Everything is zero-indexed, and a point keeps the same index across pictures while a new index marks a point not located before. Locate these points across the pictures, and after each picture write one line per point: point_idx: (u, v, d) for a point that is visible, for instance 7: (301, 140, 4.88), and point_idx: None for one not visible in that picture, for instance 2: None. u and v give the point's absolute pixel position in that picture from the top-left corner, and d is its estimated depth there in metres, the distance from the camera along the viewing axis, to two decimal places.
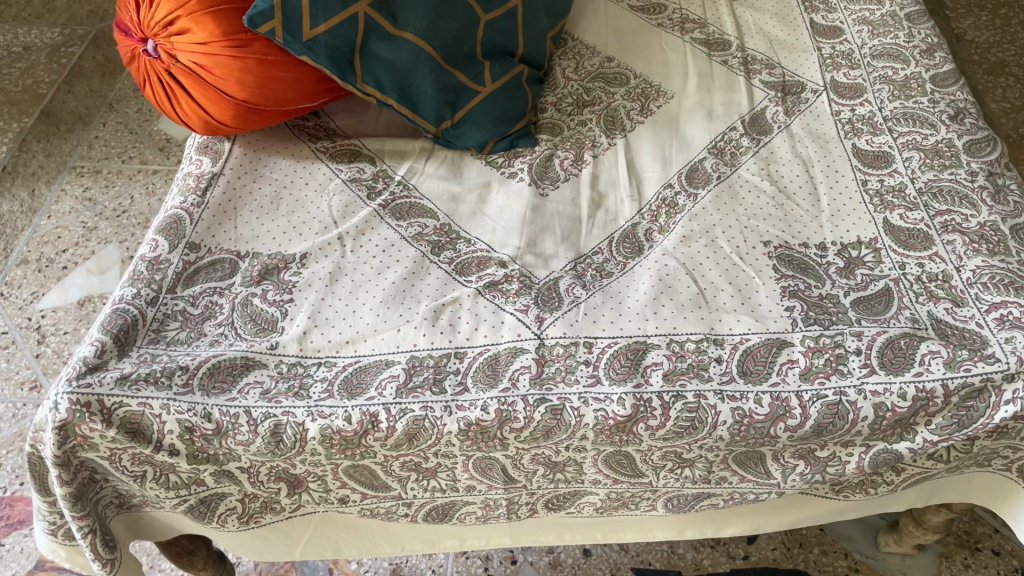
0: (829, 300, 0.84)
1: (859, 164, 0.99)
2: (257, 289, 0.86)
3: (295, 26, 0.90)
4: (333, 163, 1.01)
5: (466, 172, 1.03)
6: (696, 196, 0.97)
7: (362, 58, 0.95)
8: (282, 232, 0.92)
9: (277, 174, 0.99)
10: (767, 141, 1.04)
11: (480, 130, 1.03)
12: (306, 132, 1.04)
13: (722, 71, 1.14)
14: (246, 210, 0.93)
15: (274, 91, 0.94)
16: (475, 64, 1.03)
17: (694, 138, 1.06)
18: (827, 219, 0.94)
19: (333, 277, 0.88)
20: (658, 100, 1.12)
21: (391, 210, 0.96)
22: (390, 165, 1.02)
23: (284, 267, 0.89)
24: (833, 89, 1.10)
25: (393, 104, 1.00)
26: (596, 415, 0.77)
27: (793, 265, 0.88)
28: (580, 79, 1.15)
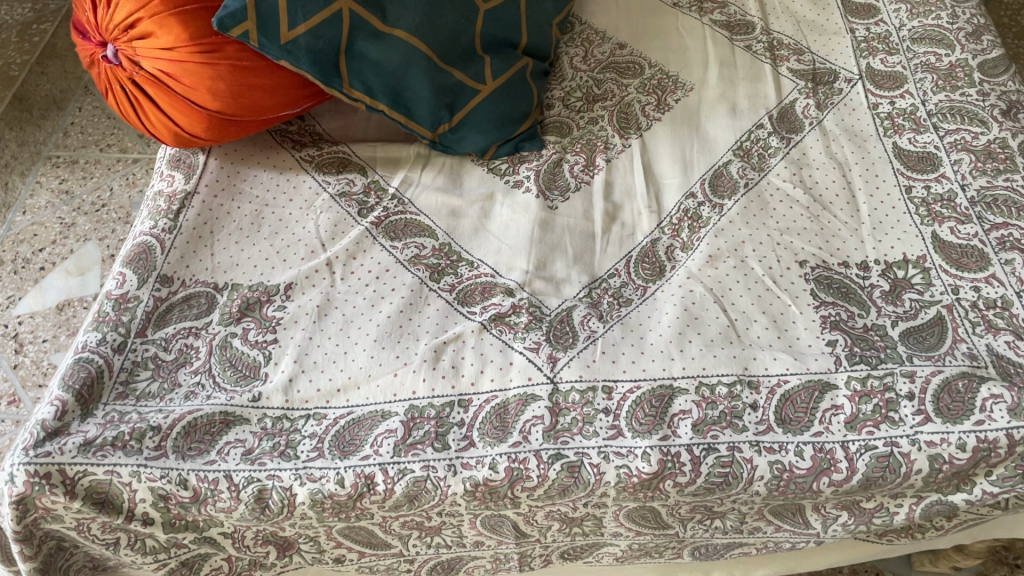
0: (874, 331, 0.76)
1: (902, 167, 0.90)
2: (237, 327, 0.77)
3: (272, 28, 0.80)
4: (320, 174, 0.92)
5: (467, 182, 0.93)
6: (722, 206, 0.88)
7: (348, 60, 0.85)
8: (264, 258, 0.83)
9: (257, 189, 0.89)
10: (798, 140, 0.95)
11: (481, 134, 0.94)
12: (289, 138, 0.95)
13: (746, 59, 1.04)
14: (224, 233, 0.84)
15: (251, 100, 0.84)
16: (473, 61, 0.93)
17: (717, 137, 0.96)
18: (868, 233, 0.84)
19: (321, 311, 0.79)
20: (676, 92, 1.02)
21: (384, 229, 0.87)
22: (383, 175, 0.93)
23: (267, 300, 0.80)
24: (869, 78, 1.00)
25: (385, 109, 0.90)
26: (618, 473, 0.69)
27: (833, 289, 0.79)
28: (589, 70, 1.05)
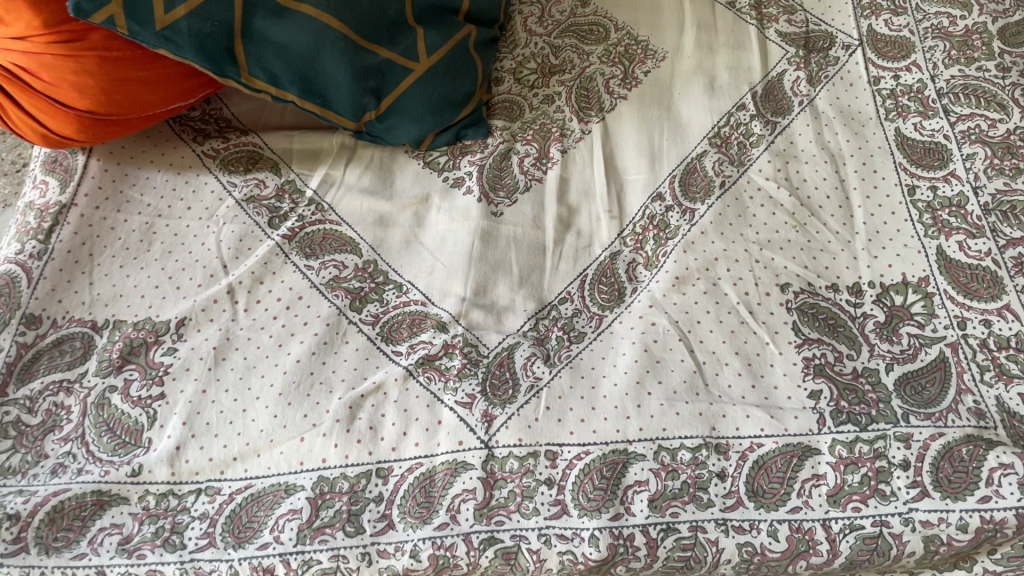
0: (865, 378, 0.64)
1: (905, 161, 0.77)
2: (118, 379, 0.66)
3: (143, 12, 0.65)
4: (224, 173, 0.78)
5: (399, 180, 0.80)
6: (693, 212, 0.75)
7: (245, 42, 0.71)
8: (153, 285, 0.71)
9: (148, 196, 0.76)
10: (784, 124, 0.81)
11: (414, 123, 0.80)
12: (190, 127, 0.81)
13: (727, 20, 0.89)
14: (106, 255, 0.72)
15: (128, 96, 0.70)
16: (404, 34, 0.78)
17: (691, 121, 0.82)
18: (863, 247, 0.72)
19: (219, 355, 0.67)
20: (645, 63, 0.87)
21: (299, 243, 0.75)
22: (299, 173, 0.79)
23: (154, 341, 0.68)
24: (870, 44, 0.85)
25: (295, 99, 0.76)
26: (562, 560, 0.58)
27: (818, 322, 0.68)
28: (546, 34, 0.90)
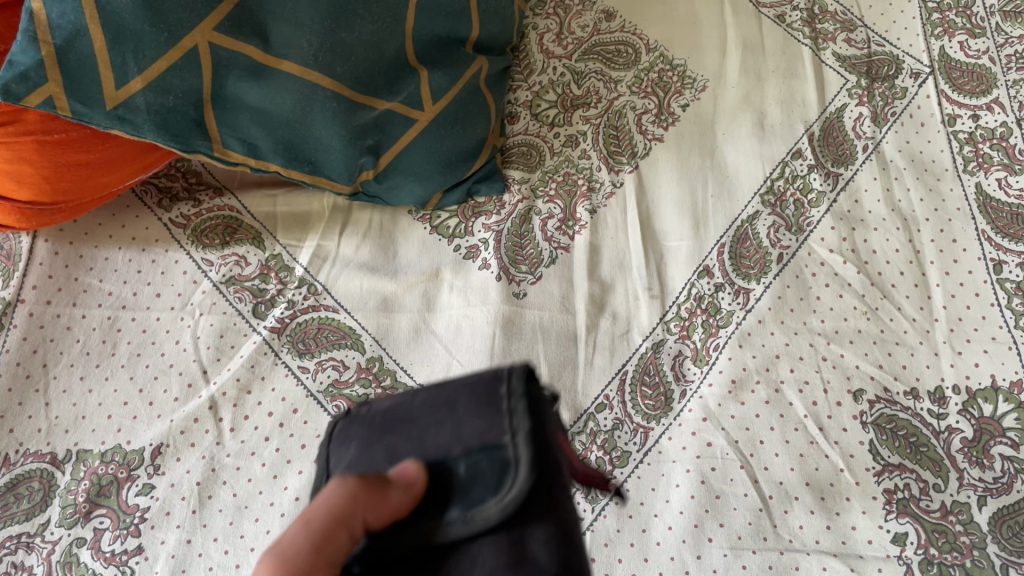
0: (955, 516, 0.56)
1: (989, 228, 0.67)
2: (86, 529, 0.56)
3: (88, 91, 0.53)
4: (198, 248, 0.66)
5: (403, 250, 0.69)
6: (748, 293, 0.65)
7: (217, 110, 0.58)
8: (122, 402, 0.60)
9: (109, 281, 0.64)
10: (848, 177, 0.70)
11: (419, 182, 0.68)
12: (155, 189, 0.68)
13: (776, 40, 0.77)
14: (63, 365, 0.61)
15: (78, 180, 0.58)
16: (405, 79, 0.64)
17: (738, 171, 0.71)
18: (944, 339, 0.62)
19: (205, 492, 0.57)
20: (683, 93, 0.75)
21: (289, 337, 0.63)
22: (286, 244, 0.67)
23: (126, 478, 0.58)
24: (944, 72, 0.74)
25: (279, 167, 0.64)
26: None
27: (898, 441, 0.59)
28: (566, 56, 0.78)
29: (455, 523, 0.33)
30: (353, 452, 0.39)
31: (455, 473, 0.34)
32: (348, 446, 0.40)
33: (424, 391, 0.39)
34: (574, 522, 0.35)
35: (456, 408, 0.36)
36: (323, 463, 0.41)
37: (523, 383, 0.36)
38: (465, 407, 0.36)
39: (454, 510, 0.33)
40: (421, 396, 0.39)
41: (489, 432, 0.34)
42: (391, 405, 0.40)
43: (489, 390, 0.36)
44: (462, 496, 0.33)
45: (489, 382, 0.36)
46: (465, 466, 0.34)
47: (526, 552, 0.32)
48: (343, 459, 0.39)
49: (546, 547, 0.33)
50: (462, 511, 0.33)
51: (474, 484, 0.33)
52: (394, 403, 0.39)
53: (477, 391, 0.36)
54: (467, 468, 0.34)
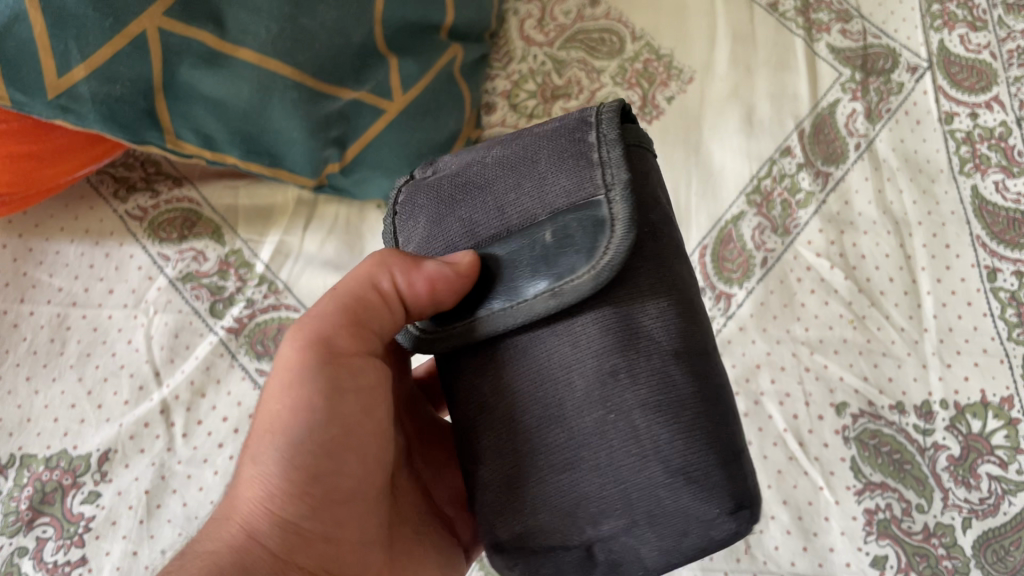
0: (938, 538, 0.54)
1: (984, 233, 0.64)
2: (29, 539, 0.54)
3: (28, 80, 0.50)
4: (154, 241, 0.63)
5: (371, 247, 0.66)
6: (729, 298, 0.63)
7: (169, 99, 0.55)
8: (69, 404, 0.57)
9: (59, 277, 0.62)
10: (838, 176, 0.67)
11: (388, 176, 0.64)
12: (109, 179, 0.65)
13: (768, 30, 0.73)
14: (9, 365, 0.59)
15: (22, 172, 0.56)
16: (373, 67, 0.61)
17: (724, 168, 0.68)
18: (933, 351, 0.59)
19: (153, 502, 0.55)
20: (668, 85, 0.72)
21: (248, 338, 0.61)
22: (247, 239, 0.64)
23: (71, 484, 0.55)
24: (942, 67, 0.70)
25: (238, 161, 0.60)
26: None
27: (881, 458, 0.56)
28: (547, 43, 0.75)
29: (559, 284, 0.36)
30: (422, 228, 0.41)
31: (542, 241, 0.37)
32: (418, 216, 0.41)
33: (496, 149, 0.40)
34: (675, 239, 0.38)
35: (534, 153, 0.39)
36: (394, 237, 0.43)
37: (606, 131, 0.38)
38: (546, 158, 0.38)
39: (539, 251, 0.37)
40: (489, 152, 0.40)
41: (579, 186, 0.37)
42: (458, 167, 0.41)
43: (571, 136, 0.38)
44: (549, 265, 0.36)
45: (569, 129, 0.38)
46: (553, 228, 0.37)
47: (638, 335, 0.35)
48: (414, 231, 0.42)
49: (658, 322, 0.35)
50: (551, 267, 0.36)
51: (562, 250, 0.36)
52: (466, 163, 0.41)
53: (562, 137, 0.38)
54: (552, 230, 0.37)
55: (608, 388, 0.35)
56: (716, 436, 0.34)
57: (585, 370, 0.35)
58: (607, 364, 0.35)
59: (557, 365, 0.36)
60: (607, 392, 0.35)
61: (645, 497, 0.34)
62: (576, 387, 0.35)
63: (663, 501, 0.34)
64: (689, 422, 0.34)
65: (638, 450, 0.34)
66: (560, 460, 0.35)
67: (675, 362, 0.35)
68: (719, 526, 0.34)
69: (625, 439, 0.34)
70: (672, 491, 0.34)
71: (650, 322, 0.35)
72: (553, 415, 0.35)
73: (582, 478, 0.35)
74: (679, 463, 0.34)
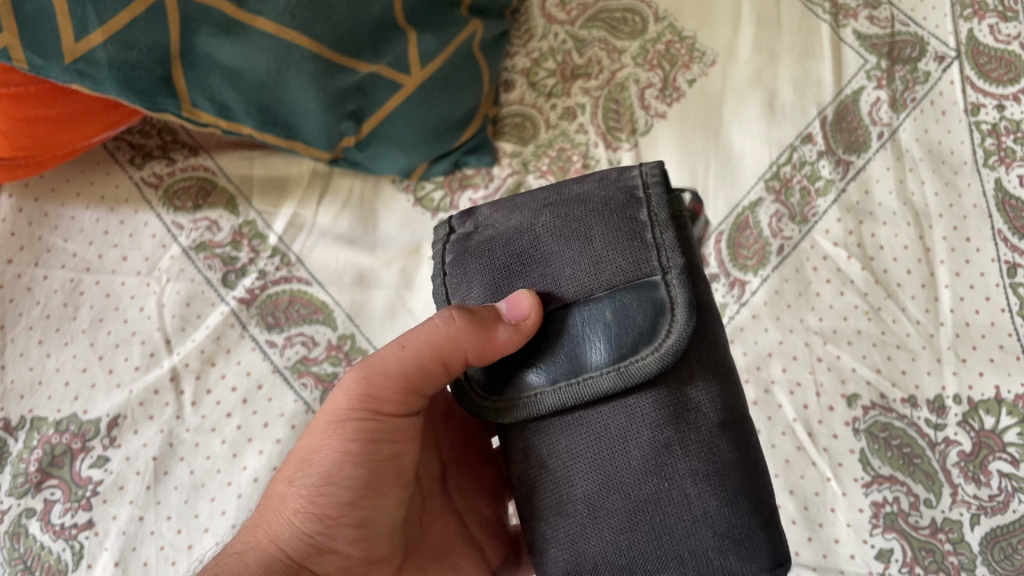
0: (945, 534, 0.54)
1: (1005, 227, 0.63)
2: (36, 500, 0.54)
3: (46, 43, 0.50)
4: (168, 210, 0.64)
5: (384, 222, 0.66)
6: (743, 285, 0.63)
7: (185, 67, 0.54)
8: (80, 369, 0.58)
9: (73, 242, 0.62)
10: (859, 165, 0.66)
11: (404, 153, 0.64)
12: (127, 147, 0.65)
13: (794, 14, 0.72)
14: (21, 328, 0.59)
15: (38, 136, 0.56)
16: (392, 40, 0.60)
17: (743, 154, 0.67)
18: (948, 345, 0.59)
19: (160, 468, 0.55)
20: (690, 68, 0.71)
21: (259, 310, 0.61)
22: (261, 211, 0.64)
23: (80, 448, 0.55)
24: (970, 57, 0.69)
25: (254, 132, 0.60)
26: None
27: (890, 451, 0.56)
28: (568, 21, 0.74)
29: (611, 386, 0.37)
30: (481, 294, 0.41)
31: (601, 320, 0.38)
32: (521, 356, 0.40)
33: (547, 214, 0.40)
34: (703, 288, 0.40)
35: (594, 239, 0.39)
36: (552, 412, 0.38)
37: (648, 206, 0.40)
38: (600, 237, 0.39)
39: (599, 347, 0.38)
40: (519, 216, 0.41)
41: (634, 268, 0.38)
42: (510, 230, 0.41)
43: (603, 211, 0.39)
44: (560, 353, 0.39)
45: (620, 203, 0.39)
46: (613, 307, 0.38)
47: (619, 413, 0.37)
48: (466, 297, 0.42)
49: (702, 396, 0.37)
50: (609, 354, 0.38)
51: (622, 335, 0.38)
52: (516, 226, 0.41)
53: (610, 213, 0.39)
54: (613, 312, 0.38)
55: (600, 437, 0.37)
56: (724, 483, 0.36)
57: (562, 450, 0.38)
58: (586, 438, 0.37)
59: (545, 442, 0.39)
60: (576, 478, 0.37)
61: (691, 550, 0.36)
62: (602, 459, 0.37)
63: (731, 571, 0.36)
64: (757, 477, 0.37)
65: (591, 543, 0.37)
66: (582, 507, 0.37)
67: (674, 424, 0.37)
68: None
69: (629, 486, 0.36)
70: (691, 535, 0.36)
71: (644, 405, 0.37)
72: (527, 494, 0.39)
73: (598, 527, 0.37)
74: (631, 554, 0.36)
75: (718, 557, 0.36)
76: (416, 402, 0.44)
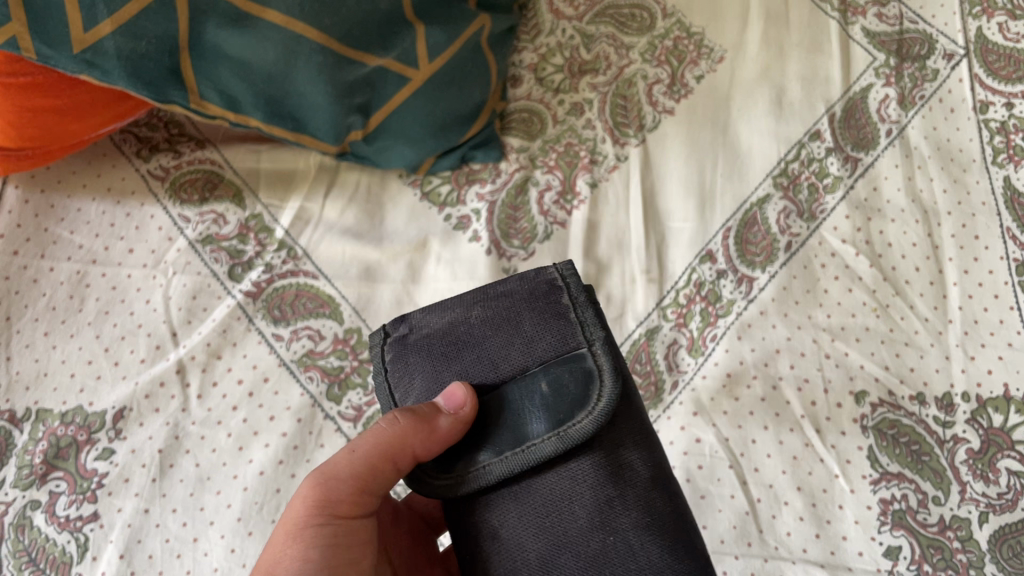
0: (954, 531, 0.53)
1: (1014, 225, 0.62)
2: (41, 492, 0.54)
3: (54, 32, 0.50)
4: (174, 203, 0.64)
5: (391, 217, 0.66)
6: (752, 281, 0.62)
7: (194, 58, 0.54)
8: (86, 361, 0.58)
9: (80, 234, 0.62)
10: (867, 162, 0.66)
11: (412, 147, 0.64)
12: (133, 140, 0.66)
13: (802, 12, 0.72)
14: (27, 319, 0.59)
15: (45, 127, 0.56)
16: (400, 34, 0.60)
17: (751, 151, 0.67)
18: (957, 342, 0.58)
19: (166, 461, 0.55)
20: (698, 64, 0.71)
21: (266, 303, 0.61)
22: (268, 205, 0.65)
23: (86, 441, 0.55)
24: (979, 55, 0.69)
25: (262, 125, 0.60)
26: None
27: (899, 449, 0.56)
28: (576, 17, 0.74)
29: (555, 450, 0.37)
30: (422, 393, 0.41)
31: (539, 391, 0.39)
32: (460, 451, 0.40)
33: (478, 308, 0.42)
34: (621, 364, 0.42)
35: (523, 330, 0.41)
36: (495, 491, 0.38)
37: (568, 290, 0.43)
38: (528, 322, 0.41)
39: (539, 417, 0.38)
40: (452, 314, 0.43)
41: (563, 343, 0.41)
42: (444, 326, 0.42)
43: (531, 298, 0.42)
44: (502, 432, 0.39)
45: (544, 292, 0.42)
46: (548, 380, 0.39)
47: (561, 477, 0.38)
48: (406, 401, 0.42)
49: (635, 454, 0.39)
50: (549, 420, 0.38)
51: (559, 403, 0.38)
52: (449, 321, 0.42)
53: (536, 299, 0.42)
54: (550, 384, 0.39)
55: (549, 498, 0.37)
56: (667, 531, 0.37)
57: (502, 519, 0.38)
58: (528, 503, 0.38)
59: (485, 511, 0.38)
60: (520, 541, 0.37)
61: None
62: (550, 518, 0.37)
63: None
64: (690, 526, 0.39)
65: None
66: (534, 565, 0.37)
67: (614, 477, 0.38)
68: None
69: (580, 539, 0.37)
70: None
71: (585, 466, 0.38)
72: (472, 567, 0.38)
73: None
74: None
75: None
76: (365, 501, 0.42)
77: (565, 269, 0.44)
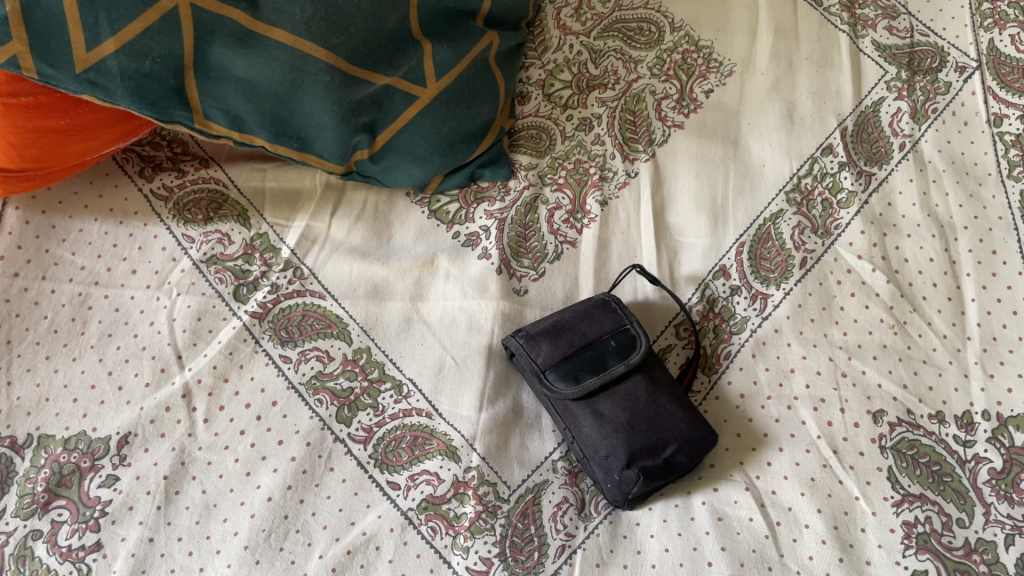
0: (979, 555, 0.51)
1: None
2: (43, 521, 0.51)
3: (56, 52, 0.48)
4: (178, 223, 0.63)
5: (398, 235, 0.65)
6: (766, 298, 0.61)
7: (199, 78, 0.53)
8: (89, 385, 0.56)
9: (81, 255, 0.61)
10: (881, 177, 0.65)
11: (419, 166, 0.64)
12: (135, 159, 0.65)
13: (811, 26, 0.72)
14: (28, 343, 0.57)
15: (47, 148, 0.55)
16: (407, 52, 0.59)
17: (763, 165, 0.66)
18: (975, 360, 0.58)
19: (172, 488, 0.53)
20: (707, 78, 0.70)
21: (273, 324, 0.60)
22: (273, 223, 0.64)
23: (89, 468, 0.53)
24: (991, 67, 0.69)
25: (266, 145, 0.59)
26: None
27: (919, 469, 0.54)
28: (583, 32, 0.74)
29: (598, 377, 0.53)
30: (548, 349, 0.55)
31: (608, 371, 0.54)
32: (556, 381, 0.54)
33: (566, 312, 0.58)
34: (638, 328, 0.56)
35: (587, 322, 0.57)
36: (549, 371, 0.54)
37: (606, 305, 0.58)
38: (596, 318, 0.57)
39: (586, 316, 0.57)
40: (553, 318, 0.58)
41: (613, 322, 0.57)
42: (549, 324, 0.57)
43: (593, 322, 0.57)
44: (586, 358, 0.55)
45: (599, 309, 0.58)
46: (616, 340, 0.56)
47: (617, 400, 0.53)
48: (537, 356, 0.55)
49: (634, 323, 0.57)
50: (622, 359, 0.55)
51: (596, 319, 0.57)
52: (554, 320, 0.57)
53: (595, 310, 0.58)
54: (616, 343, 0.55)
55: (594, 399, 0.53)
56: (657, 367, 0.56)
57: (604, 408, 0.53)
58: (618, 398, 0.53)
59: (590, 407, 0.53)
60: (617, 419, 0.52)
61: (667, 441, 0.52)
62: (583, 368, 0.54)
63: (691, 439, 0.52)
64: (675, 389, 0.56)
65: (626, 447, 0.51)
66: (590, 419, 0.53)
67: (625, 345, 0.55)
68: (706, 445, 0.52)
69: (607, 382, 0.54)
70: (664, 424, 0.52)
71: (638, 379, 0.54)
72: (587, 445, 0.53)
73: (614, 430, 0.52)
74: (650, 445, 0.51)
75: (694, 434, 0.52)
76: None
77: (608, 296, 0.59)
